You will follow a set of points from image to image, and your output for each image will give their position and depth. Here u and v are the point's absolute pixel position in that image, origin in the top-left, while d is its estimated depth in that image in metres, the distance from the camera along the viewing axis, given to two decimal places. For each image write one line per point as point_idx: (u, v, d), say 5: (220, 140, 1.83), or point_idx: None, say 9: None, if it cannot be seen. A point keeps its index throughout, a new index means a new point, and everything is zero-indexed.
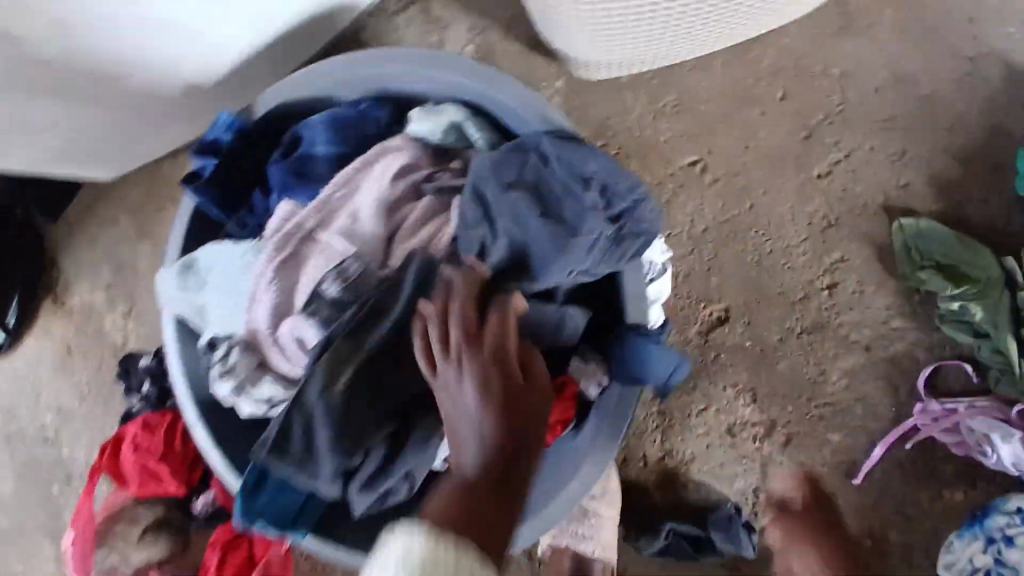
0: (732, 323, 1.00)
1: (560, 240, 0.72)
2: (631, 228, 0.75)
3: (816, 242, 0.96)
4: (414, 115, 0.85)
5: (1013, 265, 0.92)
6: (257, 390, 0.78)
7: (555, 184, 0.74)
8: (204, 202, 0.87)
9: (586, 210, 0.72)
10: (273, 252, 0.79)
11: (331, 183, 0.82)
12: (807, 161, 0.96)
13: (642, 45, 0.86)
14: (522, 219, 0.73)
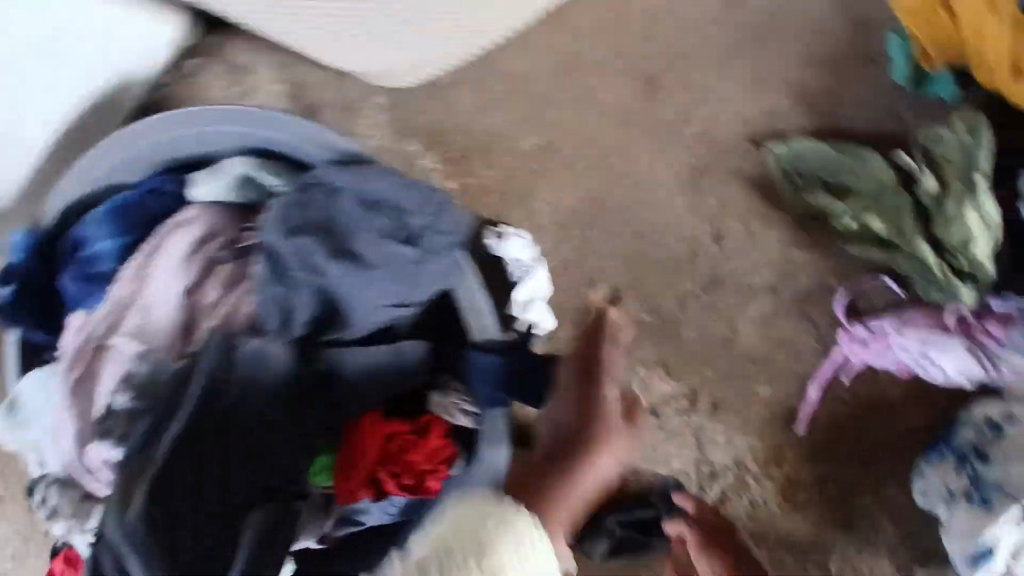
0: (625, 301, 0.91)
1: (363, 282, 0.67)
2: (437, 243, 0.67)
3: (688, 193, 0.87)
4: (199, 176, 0.80)
5: (904, 160, 0.78)
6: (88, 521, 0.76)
7: (344, 220, 0.67)
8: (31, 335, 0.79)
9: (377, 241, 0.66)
10: (66, 372, 0.75)
11: (116, 284, 0.77)
12: (656, 109, 0.86)
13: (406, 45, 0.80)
14: (317, 268, 0.66)
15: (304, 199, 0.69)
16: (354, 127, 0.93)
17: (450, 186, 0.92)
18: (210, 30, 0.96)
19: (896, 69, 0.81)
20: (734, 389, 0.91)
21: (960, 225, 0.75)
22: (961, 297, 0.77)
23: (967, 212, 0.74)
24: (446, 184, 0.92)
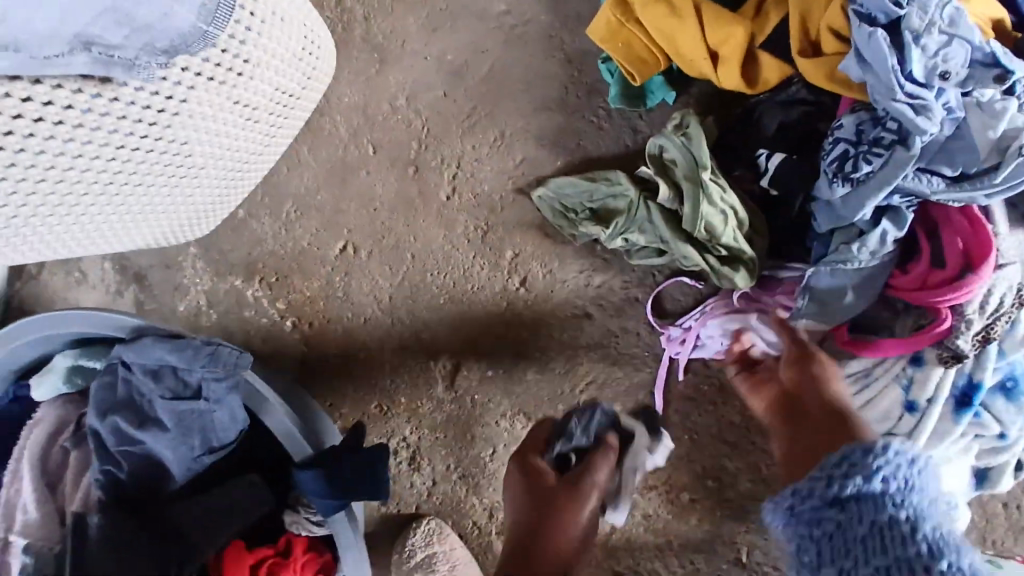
0: (467, 364, 0.95)
1: (166, 439, 0.70)
2: (218, 387, 0.70)
3: (485, 254, 0.92)
4: (34, 382, 0.83)
5: (648, 174, 0.82)
6: None
7: (140, 386, 0.72)
8: None
9: (169, 400, 0.70)
10: None
11: (2, 487, 0.83)
12: (429, 191, 0.92)
13: (187, 221, 0.83)
14: (129, 437, 0.71)
15: (105, 377, 0.74)
16: (182, 280, 0.99)
17: (278, 306, 0.97)
18: None
19: (610, 92, 0.84)
20: None
21: (703, 220, 0.78)
22: (738, 281, 0.80)
23: (702, 209, 0.77)
24: (275, 306, 0.97)
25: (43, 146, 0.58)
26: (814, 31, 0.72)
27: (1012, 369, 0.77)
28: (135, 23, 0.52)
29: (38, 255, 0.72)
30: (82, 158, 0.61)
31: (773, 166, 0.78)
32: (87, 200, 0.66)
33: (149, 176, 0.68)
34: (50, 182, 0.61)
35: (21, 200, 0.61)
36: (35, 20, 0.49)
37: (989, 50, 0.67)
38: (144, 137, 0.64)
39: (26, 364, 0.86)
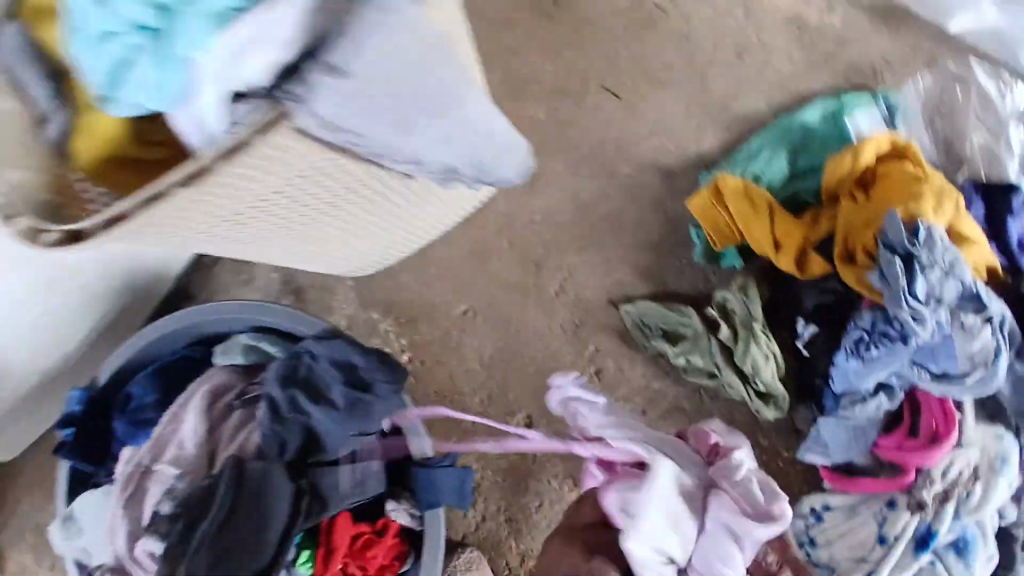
0: (536, 426, 1.19)
1: (333, 417, 0.95)
2: (385, 387, 0.97)
3: (572, 343, 1.19)
4: (218, 350, 1.08)
5: (713, 315, 1.11)
6: None
7: (321, 373, 0.96)
8: (76, 462, 1.09)
9: (346, 388, 0.96)
10: (119, 494, 0.98)
11: (159, 423, 1.02)
12: (541, 284, 1.20)
13: (362, 257, 1.07)
14: (303, 410, 0.95)
15: (294, 361, 0.99)
16: (333, 302, 1.26)
17: (402, 341, 1.23)
18: None
19: (696, 250, 1.15)
20: None
21: (750, 358, 1.05)
22: (764, 413, 1.07)
23: (751, 350, 1.05)
24: (400, 341, 1.24)
25: (357, 204, 0.78)
26: (852, 248, 1.02)
27: (964, 532, 0.95)
28: (482, 164, 0.65)
29: (270, 250, 0.89)
30: (365, 210, 0.81)
31: (805, 334, 1.07)
32: (331, 230, 0.85)
33: (386, 223, 0.90)
34: (337, 218, 0.81)
35: (313, 223, 0.80)
36: (443, 152, 0.61)
37: (975, 288, 0.96)
38: (405, 205, 0.86)
39: (206, 334, 1.11)
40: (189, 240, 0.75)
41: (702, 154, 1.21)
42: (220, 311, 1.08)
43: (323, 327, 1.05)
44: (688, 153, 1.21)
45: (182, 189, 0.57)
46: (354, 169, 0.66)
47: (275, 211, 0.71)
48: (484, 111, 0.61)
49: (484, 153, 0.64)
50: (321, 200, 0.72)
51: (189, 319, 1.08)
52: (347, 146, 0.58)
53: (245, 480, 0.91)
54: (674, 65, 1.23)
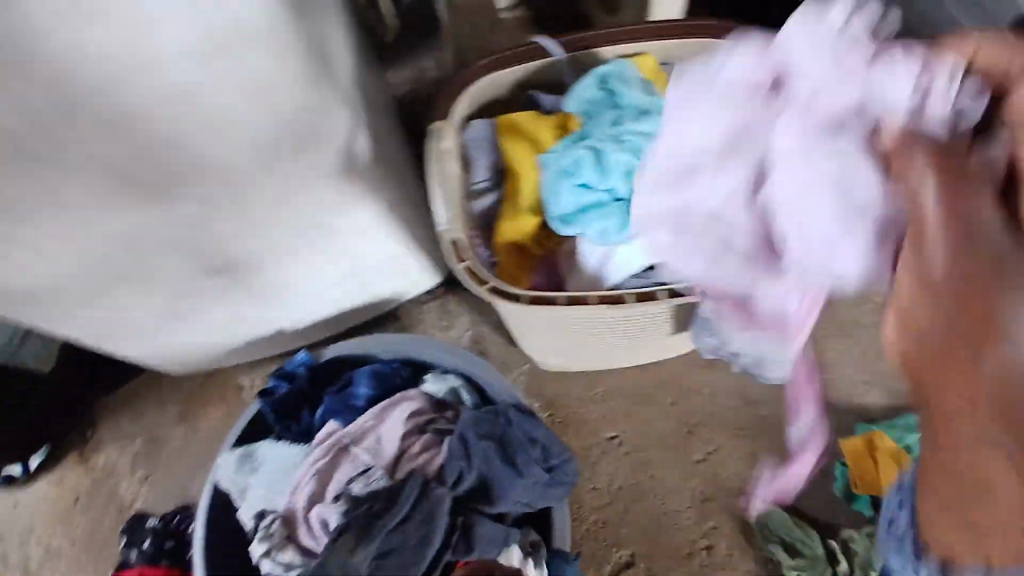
0: (636, 566, 1.32)
1: (513, 481, 1.13)
2: (562, 475, 1.16)
3: (695, 507, 1.35)
4: (428, 378, 1.29)
5: (835, 547, 1.27)
6: (284, 556, 1.09)
7: (517, 438, 1.16)
8: (268, 410, 1.28)
9: (530, 463, 1.14)
10: (318, 457, 1.16)
11: (365, 414, 1.21)
12: (689, 449, 1.38)
13: (574, 360, 1.31)
14: (491, 463, 1.13)
15: (495, 417, 1.18)
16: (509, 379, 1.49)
17: None
18: (447, 288, 1.58)
19: (835, 485, 1.32)
20: None
21: None
22: None
23: None
24: None
25: (634, 336, 1.14)
26: None
27: None
28: (765, 362, 1.03)
29: (543, 342, 1.21)
30: (635, 340, 1.18)
31: None
32: (599, 346, 1.20)
33: (624, 350, 1.23)
34: (617, 339, 1.15)
35: (600, 340, 1.15)
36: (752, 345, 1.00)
37: None
38: (648, 342, 1.21)
39: (417, 358, 1.32)
40: (527, 322, 1.08)
41: (862, 405, 1.39)
42: (442, 349, 1.31)
43: (515, 397, 1.24)
44: (851, 399, 1.40)
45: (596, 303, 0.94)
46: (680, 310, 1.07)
47: (602, 325, 1.06)
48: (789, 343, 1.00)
49: (773, 358, 1.01)
50: (629, 326, 1.08)
51: (419, 347, 1.32)
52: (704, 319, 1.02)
53: (427, 497, 1.09)
54: (868, 324, 1.44)
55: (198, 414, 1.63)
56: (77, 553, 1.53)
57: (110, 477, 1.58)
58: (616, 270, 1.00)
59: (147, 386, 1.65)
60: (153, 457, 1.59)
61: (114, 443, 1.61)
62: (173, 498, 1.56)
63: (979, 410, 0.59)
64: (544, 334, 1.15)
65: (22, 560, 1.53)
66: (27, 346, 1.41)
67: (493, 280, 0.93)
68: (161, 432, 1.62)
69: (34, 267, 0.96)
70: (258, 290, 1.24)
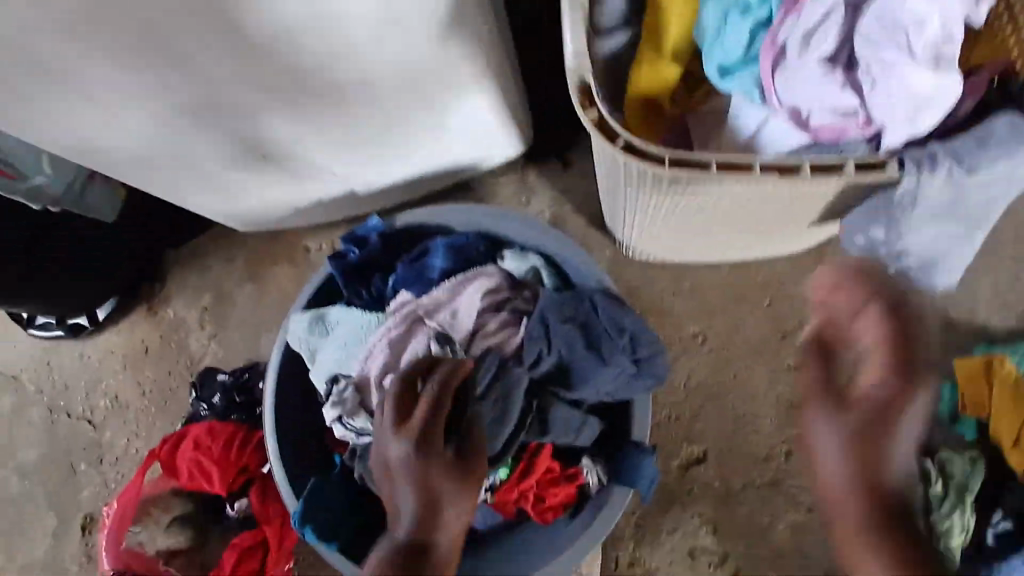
0: (706, 464, 1.26)
1: (592, 368, 1.04)
2: (650, 365, 1.06)
3: (780, 413, 1.26)
4: (508, 254, 1.18)
5: (931, 467, 1.15)
6: (355, 420, 1.05)
7: (607, 324, 1.05)
8: (337, 274, 1.21)
9: (619, 351, 1.05)
10: (391, 326, 1.09)
11: (440, 287, 1.12)
12: (780, 353, 1.28)
13: (671, 245, 1.19)
14: (571, 350, 1.04)
15: (582, 299, 1.08)
16: None
17: None
18: (526, 161, 1.43)
19: (943, 405, 1.21)
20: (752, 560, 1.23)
21: (948, 522, 1.11)
22: None
23: (956, 516, 1.11)
24: None
25: (753, 219, 1.01)
26: None
27: None
28: (924, 257, 0.91)
29: (643, 220, 1.08)
30: (752, 226, 1.05)
31: (998, 526, 1.12)
32: (710, 227, 1.06)
33: (732, 235, 1.10)
34: (734, 221, 1.02)
35: (714, 220, 1.03)
36: (925, 236, 0.88)
37: None
38: (763, 228, 1.06)
39: (496, 232, 1.22)
40: (644, 194, 0.94)
41: (983, 325, 1.25)
42: (524, 224, 1.19)
43: (602, 282, 1.14)
44: (972, 318, 1.26)
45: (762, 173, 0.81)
46: (840, 193, 0.90)
47: (735, 199, 0.91)
48: (957, 242, 0.90)
49: (933, 254, 0.91)
50: (754, 207, 0.95)
51: (499, 221, 1.20)
52: (891, 199, 0.85)
53: (503, 376, 1.03)
54: (1008, 237, 1.27)
55: (268, 275, 1.60)
56: (148, 398, 1.58)
57: (180, 331, 1.60)
58: (770, 141, 0.87)
59: (213, 243, 1.62)
60: (221, 315, 1.60)
61: (182, 298, 1.61)
62: (242, 355, 1.58)
63: (862, 512, 0.82)
64: (648, 211, 1.02)
65: (97, 399, 1.59)
66: (93, 189, 1.37)
67: (626, 135, 0.79)
68: (229, 290, 1.61)
69: (87, 73, 0.84)
70: (328, 140, 1.10)
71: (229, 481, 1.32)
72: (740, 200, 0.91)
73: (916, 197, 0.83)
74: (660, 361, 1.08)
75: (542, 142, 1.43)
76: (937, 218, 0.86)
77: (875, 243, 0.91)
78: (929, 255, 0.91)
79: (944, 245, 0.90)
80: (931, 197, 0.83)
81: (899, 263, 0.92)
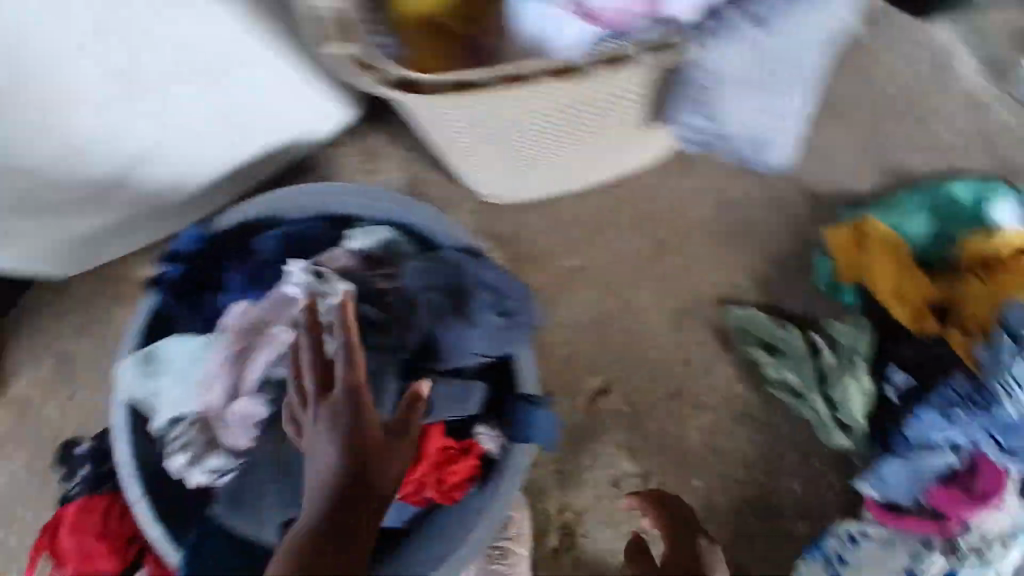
0: (614, 393, 1.24)
1: (462, 334, 0.97)
2: (524, 315, 1.00)
3: (673, 324, 1.25)
4: (356, 232, 1.06)
5: (820, 340, 1.19)
6: (210, 461, 0.97)
7: (472, 283, 0.98)
8: (167, 301, 1.04)
9: (489, 309, 0.97)
10: (227, 345, 0.97)
11: (277, 287, 0.99)
12: (660, 264, 1.25)
13: (527, 183, 1.13)
14: (438, 319, 0.96)
15: (439, 259, 1.00)
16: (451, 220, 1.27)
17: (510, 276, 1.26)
18: (363, 126, 1.29)
19: (820, 278, 1.22)
20: (675, 473, 1.23)
21: (845, 388, 1.14)
22: (838, 440, 1.17)
23: (850, 380, 1.13)
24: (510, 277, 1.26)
25: (590, 131, 0.95)
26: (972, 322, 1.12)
27: None
28: (753, 135, 0.87)
29: (482, 160, 1.01)
30: (594, 141, 0.99)
31: (896, 381, 1.13)
32: (551, 151, 0.99)
33: (578, 157, 1.04)
34: (569, 139, 0.96)
35: (549, 145, 0.97)
36: (740, 111, 0.84)
37: None
38: (607, 141, 1.02)
39: (339, 212, 1.09)
40: (459, 127, 0.88)
41: (850, 192, 1.25)
42: (361, 198, 1.09)
43: (459, 239, 1.05)
44: (837, 186, 1.25)
45: (544, 76, 0.74)
46: (655, 78, 0.85)
47: (553, 109, 0.85)
48: (779, 113, 0.86)
49: (760, 131, 0.86)
50: (577, 119, 0.90)
51: (335, 199, 1.09)
52: (693, 80, 0.82)
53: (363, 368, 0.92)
54: (854, 102, 1.26)
55: (112, 319, 1.39)
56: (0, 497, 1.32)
57: (26, 409, 1.36)
58: (560, 40, 0.80)
59: (39, 299, 1.39)
60: (67, 377, 1.37)
61: (15, 370, 1.37)
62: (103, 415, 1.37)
63: None
64: (480, 148, 0.96)
65: None
66: None
67: (387, 67, 0.75)
68: (71, 348, 1.38)
69: None
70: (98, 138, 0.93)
71: (119, 552, 1.14)
72: (558, 110, 0.86)
73: (710, 69, 0.80)
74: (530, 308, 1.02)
75: (374, 102, 1.29)
76: (746, 90, 0.82)
77: (700, 131, 0.87)
78: (756, 133, 0.86)
79: (768, 119, 0.86)
80: (723, 65, 0.79)
81: (730, 146, 0.89)
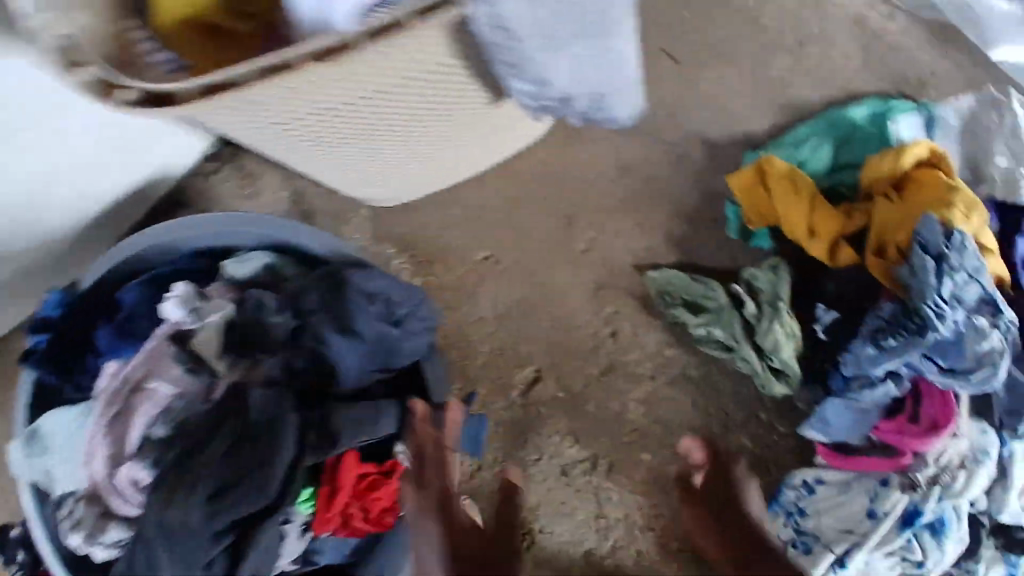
0: (545, 379, 1.19)
1: (351, 352, 0.91)
2: (419, 319, 0.95)
3: (592, 299, 1.19)
4: (226, 263, 0.98)
5: (741, 290, 1.15)
6: (107, 534, 0.89)
7: (354, 296, 0.90)
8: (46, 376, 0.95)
9: (374, 320, 0.91)
10: (101, 410, 0.90)
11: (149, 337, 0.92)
12: (568, 239, 1.20)
13: (402, 179, 1.06)
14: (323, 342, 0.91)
15: (312, 276, 0.93)
16: (344, 230, 1.20)
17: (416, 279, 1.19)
18: (234, 148, 1.21)
19: (731, 226, 1.18)
20: (621, 449, 1.18)
21: (772, 335, 1.10)
22: (776, 388, 1.12)
23: (775, 326, 1.09)
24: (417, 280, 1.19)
25: (440, 113, 0.87)
26: (886, 244, 1.06)
27: (942, 515, 1.02)
28: (592, 89, 0.74)
29: (336, 159, 0.94)
30: (455, 124, 0.92)
31: (826, 318, 1.09)
32: (406, 140, 0.93)
33: (443, 143, 0.97)
34: (420, 125, 0.89)
35: (398, 131, 0.89)
36: (564, 71, 0.72)
37: (988, 293, 1.00)
38: (468, 124, 0.94)
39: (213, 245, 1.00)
40: (276, 128, 0.82)
41: (746, 133, 1.21)
42: (235, 224, 0.96)
43: (338, 251, 0.97)
44: (732, 129, 1.21)
45: (311, 61, 0.67)
46: (469, 51, 0.76)
47: (371, 93, 0.78)
48: (611, 60, 0.73)
49: (599, 87, 0.75)
50: (410, 98, 0.82)
51: (207, 229, 0.96)
52: (501, 44, 0.70)
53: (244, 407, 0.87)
54: (738, 41, 1.21)
55: None
56: None
57: None
58: (334, 16, 0.76)
59: None
60: None
61: None
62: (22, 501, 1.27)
63: None
64: (322, 146, 0.89)
65: None
66: None
67: (138, 84, 0.69)
68: None
69: None
70: None
71: None
72: (378, 93, 0.79)
73: (510, 27, 0.67)
74: (424, 309, 0.95)
75: None
76: (560, 42, 0.69)
77: (535, 96, 0.75)
78: (594, 88, 0.74)
79: (601, 69, 0.73)
80: (524, 19, 0.66)
81: (574, 109, 0.77)
